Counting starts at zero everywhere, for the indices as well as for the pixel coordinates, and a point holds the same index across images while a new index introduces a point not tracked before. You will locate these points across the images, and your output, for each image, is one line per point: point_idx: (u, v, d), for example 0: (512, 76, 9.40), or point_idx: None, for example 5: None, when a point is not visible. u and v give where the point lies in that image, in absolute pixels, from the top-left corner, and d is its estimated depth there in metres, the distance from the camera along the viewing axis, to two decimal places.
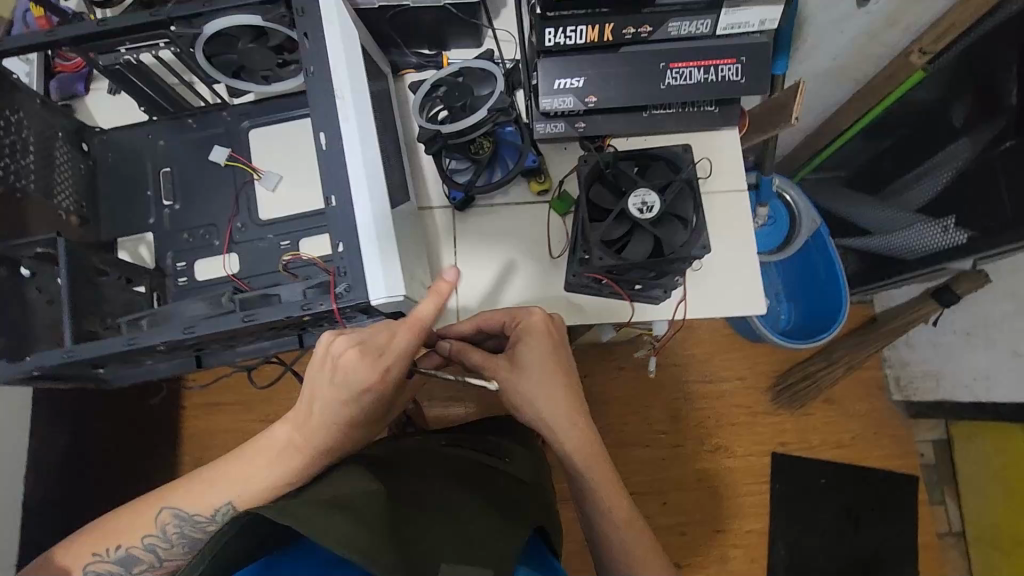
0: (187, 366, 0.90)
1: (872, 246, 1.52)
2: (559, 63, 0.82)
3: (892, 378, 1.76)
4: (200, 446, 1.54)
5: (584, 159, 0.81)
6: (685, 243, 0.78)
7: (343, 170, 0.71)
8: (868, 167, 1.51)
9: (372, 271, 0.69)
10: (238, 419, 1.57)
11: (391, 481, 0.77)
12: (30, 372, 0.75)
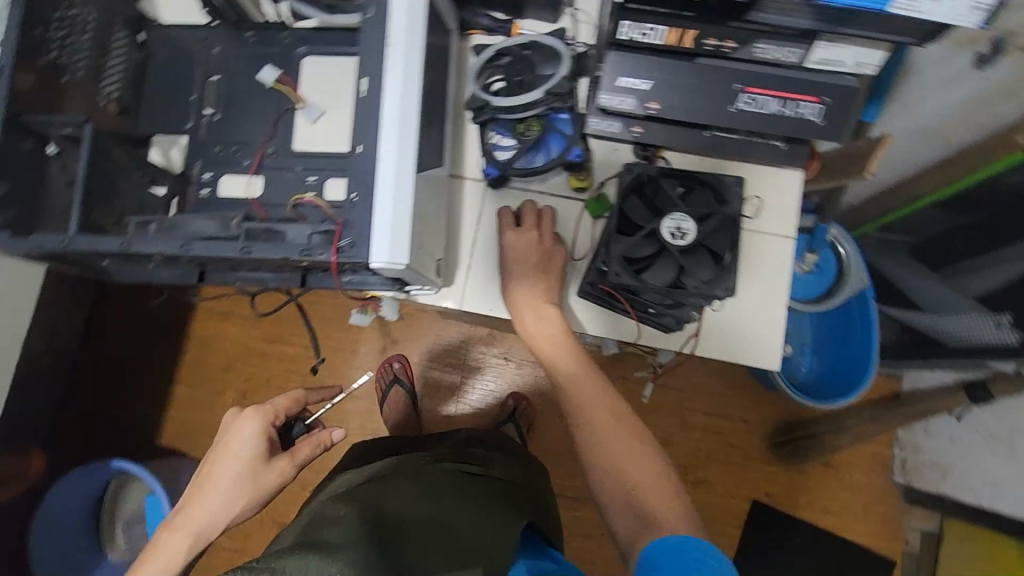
0: (187, 279, 0.90)
1: (922, 325, 1.45)
2: (629, 59, 0.76)
3: (899, 459, 1.70)
4: (198, 350, 1.62)
5: (627, 166, 0.76)
6: (710, 280, 0.73)
7: (377, 123, 0.68)
8: (932, 240, 1.39)
9: (380, 234, 0.66)
10: (241, 335, 1.64)
11: (375, 502, 0.86)
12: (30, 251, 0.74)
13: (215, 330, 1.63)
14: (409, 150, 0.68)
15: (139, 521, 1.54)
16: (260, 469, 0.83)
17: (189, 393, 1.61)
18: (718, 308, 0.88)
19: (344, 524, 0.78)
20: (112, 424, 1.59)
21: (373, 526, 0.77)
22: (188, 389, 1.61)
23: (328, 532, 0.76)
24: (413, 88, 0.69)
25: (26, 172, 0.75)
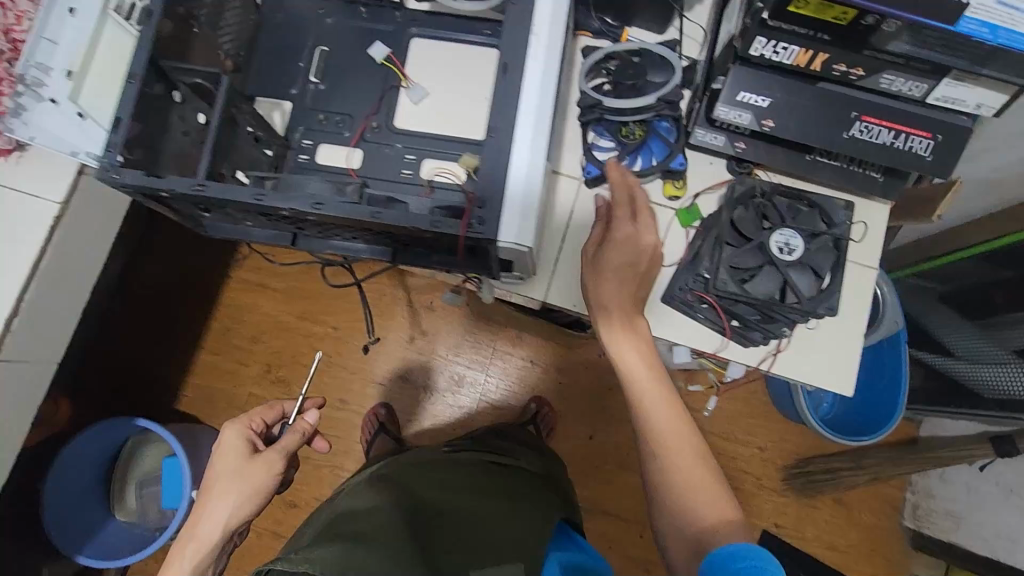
0: (280, 240, 0.90)
1: (955, 370, 1.46)
2: (752, 76, 0.78)
3: (910, 503, 1.70)
4: (233, 317, 1.63)
5: (739, 179, 0.80)
6: (811, 297, 0.75)
7: (515, 105, 0.70)
8: (965, 288, 1.38)
9: (510, 214, 0.67)
10: (276, 308, 1.64)
11: (404, 492, 0.86)
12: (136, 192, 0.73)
13: (247, 301, 1.64)
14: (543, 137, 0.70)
15: (152, 481, 1.55)
16: (247, 467, 0.83)
17: (217, 359, 1.62)
18: (812, 326, 0.89)
19: (377, 513, 0.79)
20: (136, 381, 1.59)
21: (407, 520, 0.79)
22: (214, 354, 1.62)
23: (358, 524, 0.76)
24: (553, 77, 0.71)
25: (153, 112, 0.76)
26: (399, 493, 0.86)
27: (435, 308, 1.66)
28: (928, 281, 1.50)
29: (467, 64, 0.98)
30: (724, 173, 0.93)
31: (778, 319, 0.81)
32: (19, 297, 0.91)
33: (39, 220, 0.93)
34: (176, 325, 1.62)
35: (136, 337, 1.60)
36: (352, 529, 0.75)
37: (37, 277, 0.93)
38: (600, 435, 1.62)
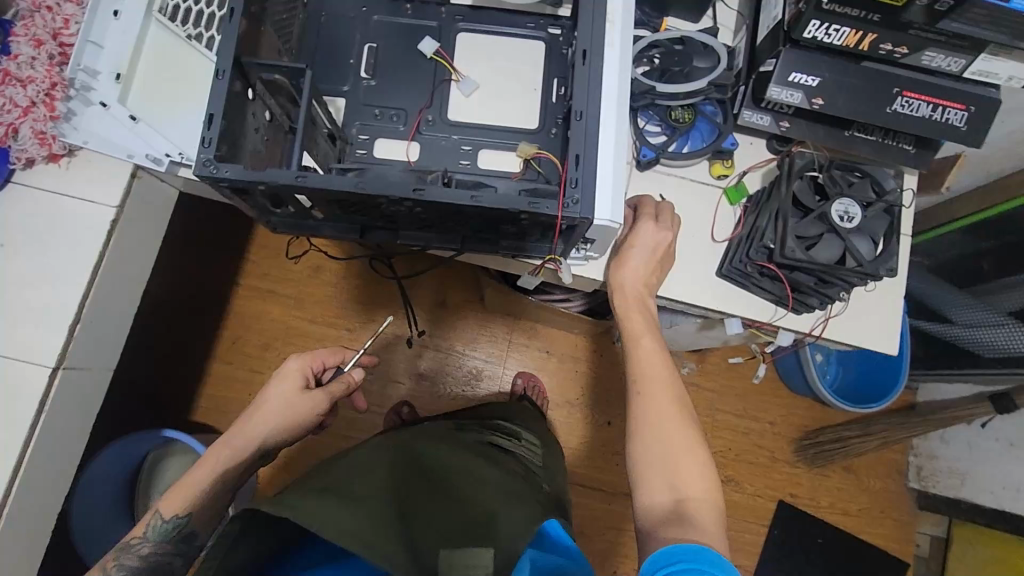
0: (351, 233, 0.90)
1: (950, 335, 1.52)
2: (803, 57, 0.84)
3: (914, 466, 1.71)
4: (244, 325, 1.58)
5: (799, 155, 0.86)
6: (873, 260, 0.81)
7: (599, 90, 0.77)
8: (950, 261, 1.46)
9: (604, 192, 0.74)
10: (286, 312, 1.61)
11: (399, 467, 0.89)
12: (219, 183, 0.72)
13: (256, 308, 1.60)
14: (624, 125, 0.77)
15: None
16: (297, 402, 0.85)
17: (228, 369, 1.56)
18: (870, 287, 0.93)
19: (373, 482, 0.82)
20: (147, 396, 1.52)
21: (388, 487, 0.82)
22: (225, 364, 1.56)
23: (354, 484, 0.80)
24: (627, 62, 0.79)
25: (234, 112, 0.77)
26: (392, 468, 0.88)
27: (449, 305, 1.65)
28: (918, 256, 1.56)
29: (513, 55, 0.99)
30: (766, 152, 0.98)
31: (836, 285, 0.86)
32: (80, 304, 0.90)
33: (96, 226, 0.92)
34: (185, 336, 1.56)
35: (142, 351, 1.54)
36: (346, 488, 0.79)
37: (96, 282, 0.92)
38: (616, 420, 1.63)
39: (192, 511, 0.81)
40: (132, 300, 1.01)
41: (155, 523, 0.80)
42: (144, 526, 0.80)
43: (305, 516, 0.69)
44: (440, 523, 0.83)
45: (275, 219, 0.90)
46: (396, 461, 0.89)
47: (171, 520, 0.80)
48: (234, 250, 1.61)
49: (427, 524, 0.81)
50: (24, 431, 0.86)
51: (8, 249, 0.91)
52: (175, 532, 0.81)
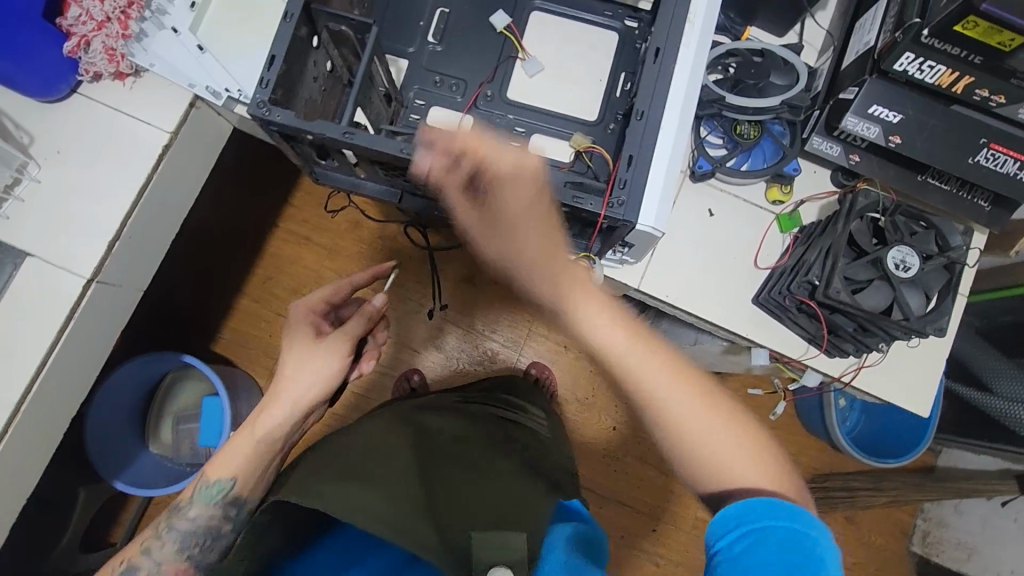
0: (390, 196, 0.91)
1: (992, 408, 1.42)
2: (888, 90, 0.79)
3: (920, 530, 1.64)
4: (275, 268, 1.61)
5: (865, 193, 0.81)
6: (922, 316, 0.77)
7: (666, 92, 0.74)
8: (1002, 329, 1.39)
9: (652, 197, 0.71)
10: (318, 263, 1.63)
11: (422, 442, 0.87)
12: (269, 125, 0.72)
13: (290, 253, 1.62)
14: (684, 135, 0.74)
15: (187, 418, 1.57)
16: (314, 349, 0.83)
17: (255, 307, 1.60)
18: (914, 343, 0.89)
19: (388, 455, 0.80)
20: (175, 318, 1.57)
21: (412, 463, 0.79)
22: (253, 302, 1.60)
23: (366, 457, 0.79)
24: (700, 66, 0.76)
25: (295, 58, 0.77)
26: (416, 443, 0.85)
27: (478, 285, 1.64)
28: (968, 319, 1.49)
29: (583, 42, 0.96)
30: (829, 184, 0.93)
31: (878, 335, 0.82)
32: (121, 225, 0.93)
33: (146, 149, 0.94)
34: (221, 269, 1.60)
35: (179, 277, 1.58)
36: (356, 464, 0.77)
37: (139, 204, 0.94)
38: (624, 427, 1.61)
39: (234, 474, 0.82)
40: (170, 228, 1.03)
41: (199, 489, 0.82)
42: (190, 493, 0.82)
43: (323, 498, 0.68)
44: (461, 496, 0.80)
45: (320, 171, 0.91)
46: (403, 429, 0.88)
47: (216, 484, 0.82)
48: (279, 193, 1.63)
49: (448, 489, 0.80)
50: (54, 332, 0.89)
51: (64, 160, 0.93)
52: (220, 497, 0.82)
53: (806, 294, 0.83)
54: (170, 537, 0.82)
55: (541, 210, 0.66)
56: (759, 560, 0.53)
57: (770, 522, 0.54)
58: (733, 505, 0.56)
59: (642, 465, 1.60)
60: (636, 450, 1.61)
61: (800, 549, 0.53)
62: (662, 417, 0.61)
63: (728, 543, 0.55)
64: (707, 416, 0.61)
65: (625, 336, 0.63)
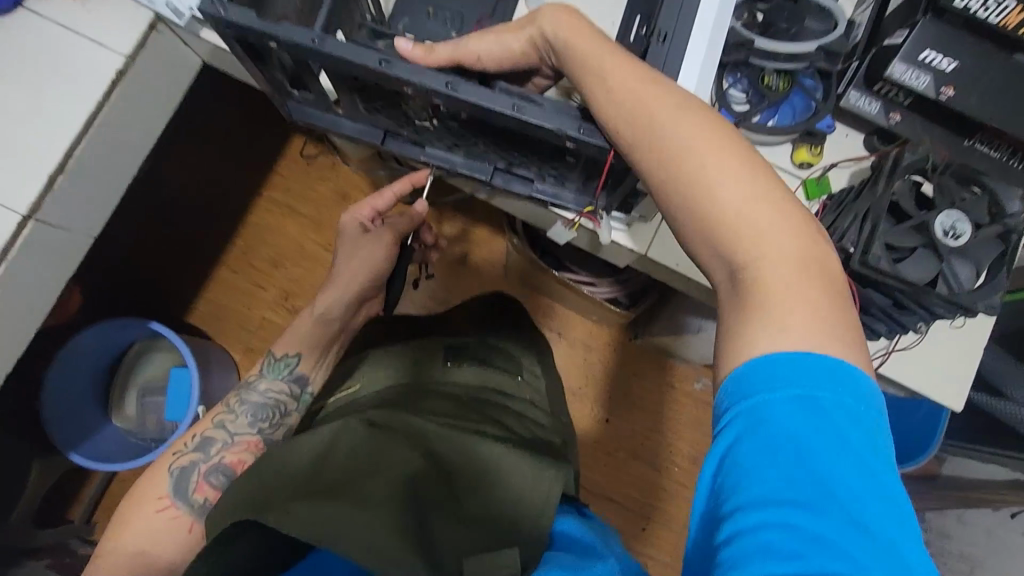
0: (371, 136, 0.80)
1: (1002, 413, 1.28)
2: (944, 31, 0.69)
3: (923, 542, 1.55)
4: (254, 236, 1.51)
5: (912, 149, 0.70)
6: (970, 290, 0.68)
7: (693, 17, 0.65)
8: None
9: None
10: (301, 234, 1.53)
11: (422, 425, 0.72)
12: (226, 29, 0.62)
13: (273, 222, 1.52)
14: (714, 67, 0.66)
15: (154, 391, 1.43)
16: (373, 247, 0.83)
17: (233, 278, 1.49)
18: (958, 324, 0.80)
19: (366, 450, 0.67)
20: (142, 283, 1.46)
21: (402, 463, 0.66)
22: (231, 272, 1.49)
23: (336, 457, 0.67)
24: None
25: None
26: (414, 431, 0.71)
27: (468, 264, 1.53)
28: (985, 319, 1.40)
29: None
30: (862, 149, 0.83)
31: (914, 313, 0.72)
32: (65, 157, 0.81)
33: (99, 73, 0.83)
34: (197, 236, 1.49)
35: (152, 241, 1.47)
36: (325, 469, 0.66)
37: (89, 134, 0.83)
38: (616, 420, 1.52)
39: (301, 351, 0.85)
40: (127, 170, 0.92)
41: (267, 365, 0.85)
42: (260, 367, 0.85)
43: (280, 512, 0.57)
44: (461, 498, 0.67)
45: (292, 104, 0.80)
46: (382, 412, 0.74)
47: (281, 360, 0.85)
48: (263, 159, 1.53)
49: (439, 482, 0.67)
50: None
51: (2, 79, 0.81)
52: (290, 372, 0.85)
53: (839, 264, 0.71)
54: (240, 412, 0.83)
55: (636, 79, 0.56)
56: (770, 420, 0.45)
57: (789, 378, 0.46)
58: (750, 361, 0.47)
59: (633, 462, 1.50)
60: (628, 445, 1.51)
61: (824, 404, 0.45)
62: (759, 298, 0.48)
63: (733, 411, 0.47)
64: (820, 314, 0.47)
65: (731, 175, 0.51)
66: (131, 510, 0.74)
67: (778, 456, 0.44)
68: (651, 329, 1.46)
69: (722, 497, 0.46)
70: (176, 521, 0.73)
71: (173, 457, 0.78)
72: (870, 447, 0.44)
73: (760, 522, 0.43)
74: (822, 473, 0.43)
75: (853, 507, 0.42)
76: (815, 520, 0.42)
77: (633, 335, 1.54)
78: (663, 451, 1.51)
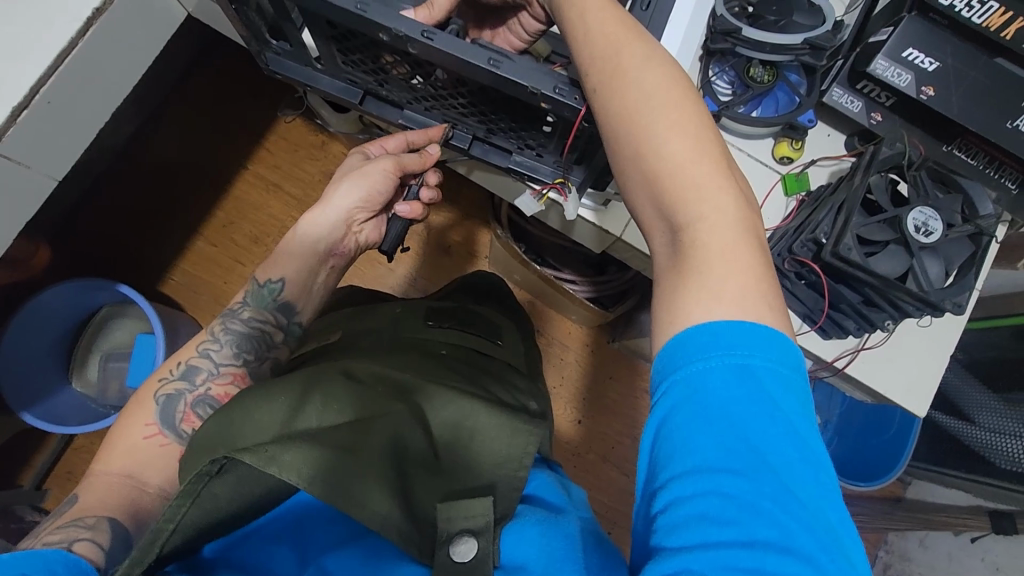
0: (348, 95, 0.80)
1: (968, 437, 1.28)
2: (926, 31, 0.73)
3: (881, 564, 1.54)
4: (234, 208, 1.46)
5: (889, 143, 0.70)
6: (940, 288, 0.68)
7: None
8: None
9: None
10: (284, 212, 1.47)
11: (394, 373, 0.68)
12: None
13: (256, 198, 1.47)
14: (691, 40, 0.66)
15: (119, 357, 1.36)
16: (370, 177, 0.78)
17: (211, 251, 1.44)
18: (925, 323, 0.80)
19: (341, 395, 0.62)
20: (115, 250, 1.41)
21: (376, 402, 0.62)
22: (210, 245, 1.44)
23: (310, 404, 0.60)
24: None
25: None
26: (386, 378, 0.67)
27: (449, 254, 1.49)
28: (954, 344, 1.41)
29: None
30: (841, 149, 0.83)
31: (884, 310, 0.72)
32: (31, 92, 0.72)
33: (74, 8, 0.72)
34: (177, 206, 1.44)
35: (133, 207, 1.43)
36: (299, 421, 0.59)
37: (59, 70, 0.74)
38: (588, 420, 1.50)
39: (286, 275, 0.79)
40: (96, 117, 0.85)
41: (252, 291, 0.79)
42: (243, 293, 0.79)
43: (257, 450, 0.50)
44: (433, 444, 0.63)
45: (272, 55, 0.79)
46: (356, 362, 0.70)
47: (266, 287, 0.79)
48: (250, 132, 1.48)
49: (419, 425, 0.61)
50: None
51: None
52: (274, 299, 0.79)
53: (809, 256, 0.73)
54: (225, 341, 0.78)
55: (611, 34, 0.55)
56: (702, 389, 0.44)
57: (723, 344, 0.44)
58: (684, 330, 0.46)
59: (602, 464, 1.48)
60: (597, 447, 1.49)
61: (755, 372, 0.43)
62: (696, 259, 0.47)
63: (666, 383, 0.45)
64: (753, 278, 0.47)
65: (690, 140, 0.50)
66: (115, 435, 0.70)
67: (709, 423, 0.43)
68: (628, 331, 1.44)
69: (657, 468, 0.44)
70: (165, 448, 0.69)
71: (157, 385, 0.74)
72: (800, 414, 0.43)
73: (693, 491, 0.42)
74: (756, 441, 0.42)
75: (784, 475, 0.41)
76: (747, 487, 0.41)
77: (611, 337, 1.53)
78: (632, 455, 1.49)
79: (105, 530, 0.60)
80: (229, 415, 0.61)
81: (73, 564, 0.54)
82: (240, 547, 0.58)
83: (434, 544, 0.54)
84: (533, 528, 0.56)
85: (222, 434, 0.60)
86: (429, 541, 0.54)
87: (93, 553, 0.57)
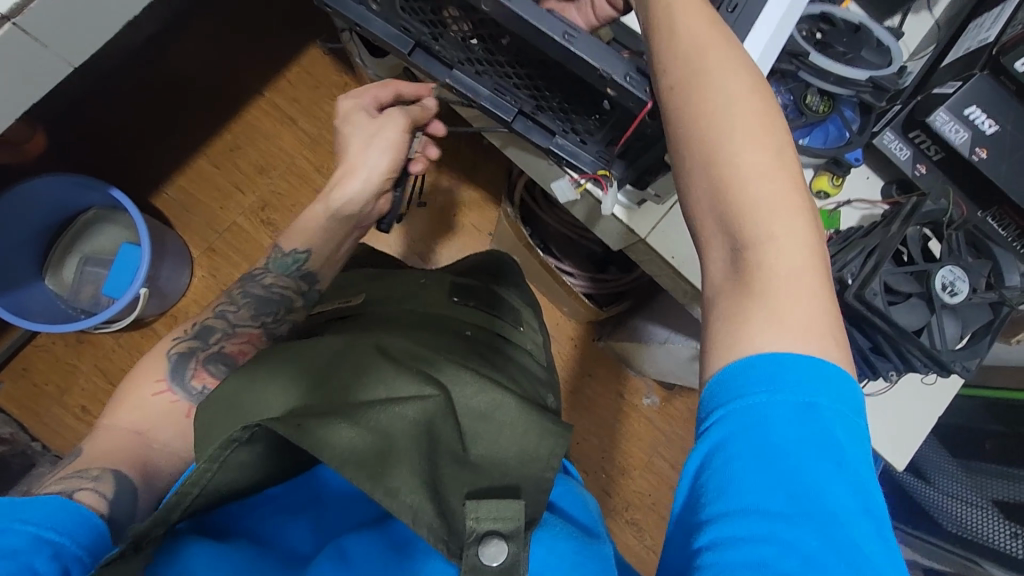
0: (398, 43, 0.76)
1: (922, 496, 1.30)
2: (991, 91, 0.74)
3: None
4: (243, 133, 1.40)
5: (933, 199, 0.70)
6: (952, 349, 0.69)
7: None
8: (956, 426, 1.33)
9: None
10: (293, 147, 1.42)
11: (412, 348, 0.67)
12: None
13: (269, 128, 1.41)
14: (776, 46, 0.64)
15: (97, 262, 1.31)
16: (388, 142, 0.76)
17: (213, 173, 1.39)
18: (930, 381, 0.81)
19: (368, 371, 0.61)
20: (115, 152, 1.35)
21: (393, 377, 0.61)
22: (212, 166, 1.39)
23: (338, 381, 0.60)
24: None
25: None
26: (403, 352, 0.66)
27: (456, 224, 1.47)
28: None
29: None
30: (877, 194, 0.82)
31: (890, 361, 0.72)
32: None
33: None
34: (186, 120, 1.38)
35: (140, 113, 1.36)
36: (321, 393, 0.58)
37: None
38: None
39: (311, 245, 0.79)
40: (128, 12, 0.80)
41: (275, 258, 0.79)
42: (265, 259, 0.80)
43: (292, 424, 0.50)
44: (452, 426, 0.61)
45: None
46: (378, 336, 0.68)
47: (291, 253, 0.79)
48: (275, 60, 1.42)
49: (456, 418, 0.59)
50: None
51: None
52: (297, 266, 0.79)
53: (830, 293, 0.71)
54: (241, 303, 0.78)
55: (699, 36, 0.53)
56: (750, 423, 0.43)
57: (776, 380, 0.44)
58: (738, 360, 0.45)
59: None
60: None
61: (807, 416, 0.43)
62: (761, 283, 0.46)
63: (715, 421, 0.45)
64: (809, 306, 0.46)
65: (767, 160, 0.49)
66: (126, 392, 0.69)
67: (758, 460, 0.42)
68: (616, 334, 1.43)
69: (703, 502, 0.43)
70: (173, 405, 0.68)
71: (170, 344, 0.73)
72: (855, 465, 0.42)
73: (739, 533, 0.40)
74: (809, 491, 0.41)
75: (840, 524, 0.40)
76: (800, 538, 0.40)
77: (598, 336, 1.52)
78: (595, 456, 1.49)
79: (109, 481, 0.58)
80: (253, 380, 0.61)
81: (76, 511, 0.52)
82: (252, 516, 0.57)
83: (462, 544, 0.50)
84: (564, 543, 0.55)
85: (247, 399, 0.59)
86: (458, 539, 0.50)
87: (98, 504, 0.54)
